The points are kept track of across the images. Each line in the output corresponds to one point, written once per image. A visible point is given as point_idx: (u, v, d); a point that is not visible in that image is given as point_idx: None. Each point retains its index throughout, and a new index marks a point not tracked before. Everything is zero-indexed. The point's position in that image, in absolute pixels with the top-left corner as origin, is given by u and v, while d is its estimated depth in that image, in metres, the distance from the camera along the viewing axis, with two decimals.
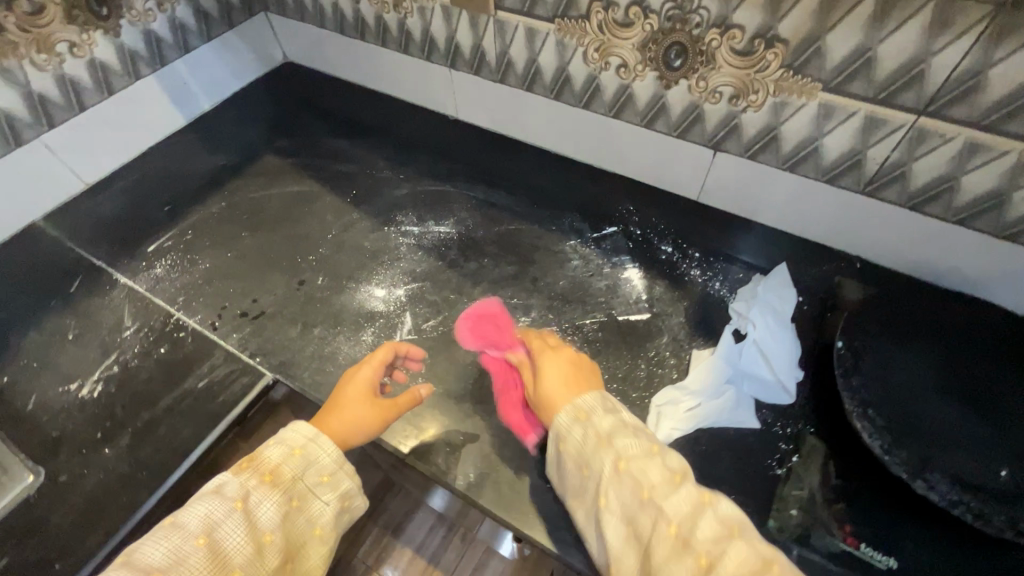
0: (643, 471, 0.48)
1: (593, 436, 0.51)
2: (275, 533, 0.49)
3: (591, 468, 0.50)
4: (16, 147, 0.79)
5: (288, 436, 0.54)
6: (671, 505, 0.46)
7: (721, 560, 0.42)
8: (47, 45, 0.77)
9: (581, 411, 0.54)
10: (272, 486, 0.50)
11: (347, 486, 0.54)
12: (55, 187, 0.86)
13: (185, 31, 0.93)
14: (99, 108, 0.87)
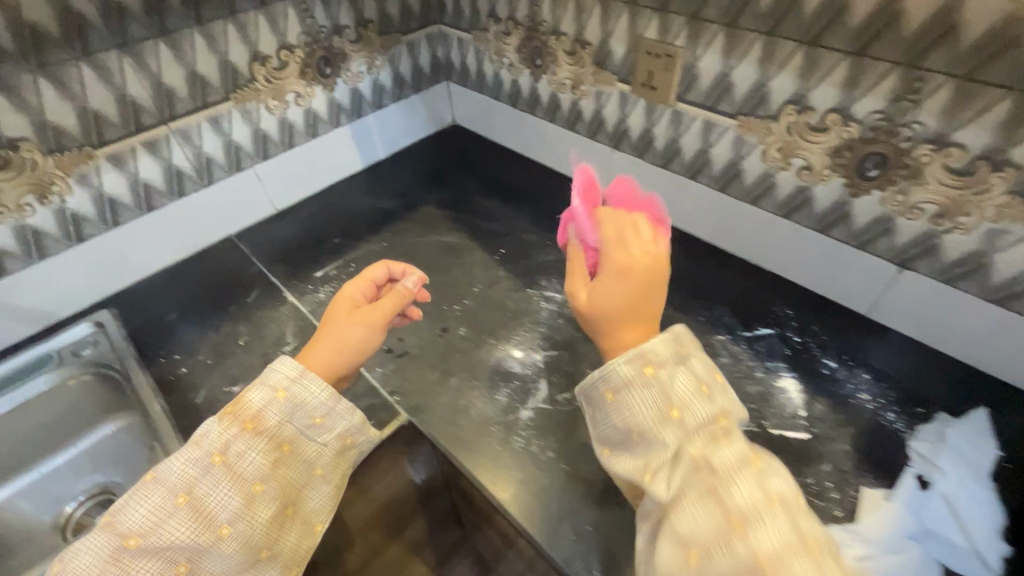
0: (700, 459, 0.43)
1: (640, 404, 0.46)
2: (267, 482, 0.51)
3: (650, 447, 0.46)
4: (235, 172, 0.93)
5: (268, 375, 0.54)
6: (735, 506, 0.40)
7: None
8: (281, 94, 0.91)
9: (617, 376, 0.48)
10: (256, 433, 0.51)
11: (343, 426, 0.56)
12: (253, 209, 0.98)
13: (381, 91, 1.06)
14: (301, 149, 1.00)
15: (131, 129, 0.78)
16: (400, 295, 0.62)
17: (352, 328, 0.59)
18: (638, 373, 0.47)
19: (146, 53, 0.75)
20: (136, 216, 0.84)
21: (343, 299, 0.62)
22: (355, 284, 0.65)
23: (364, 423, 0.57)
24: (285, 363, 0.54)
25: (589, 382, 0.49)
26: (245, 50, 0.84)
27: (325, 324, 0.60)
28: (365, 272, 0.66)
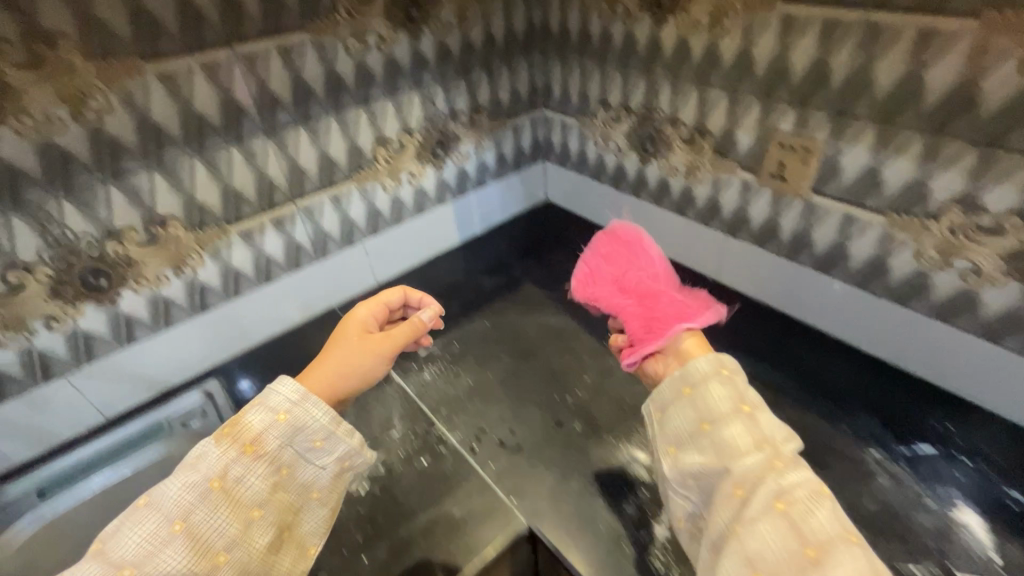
0: (780, 476, 0.49)
1: (735, 408, 0.54)
2: (265, 507, 0.52)
3: (735, 449, 0.51)
4: (347, 247, 0.95)
5: (266, 395, 0.54)
6: (810, 526, 0.46)
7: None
8: (397, 174, 0.94)
9: (725, 369, 0.58)
10: (256, 456, 0.51)
11: (341, 451, 0.56)
12: (357, 282, 0.99)
13: (485, 170, 1.08)
14: (407, 224, 1.01)
15: (264, 207, 0.81)
16: (411, 327, 0.67)
17: (361, 353, 0.63)
18: (734, 381, 0.57)
19: (288, 138, 0.78)
20: (254, 287, 0.86)
21: (358, 324, 0.67)
22: (370, 307, 0.70)
23: (359, 447, 0.57)
24: (288, 386, 0.54)
25: (698, 361, 0.59)
26: (372, 134, 0.87)
27: (336, 344, 0.64)
28: (378, 298, 0.72)
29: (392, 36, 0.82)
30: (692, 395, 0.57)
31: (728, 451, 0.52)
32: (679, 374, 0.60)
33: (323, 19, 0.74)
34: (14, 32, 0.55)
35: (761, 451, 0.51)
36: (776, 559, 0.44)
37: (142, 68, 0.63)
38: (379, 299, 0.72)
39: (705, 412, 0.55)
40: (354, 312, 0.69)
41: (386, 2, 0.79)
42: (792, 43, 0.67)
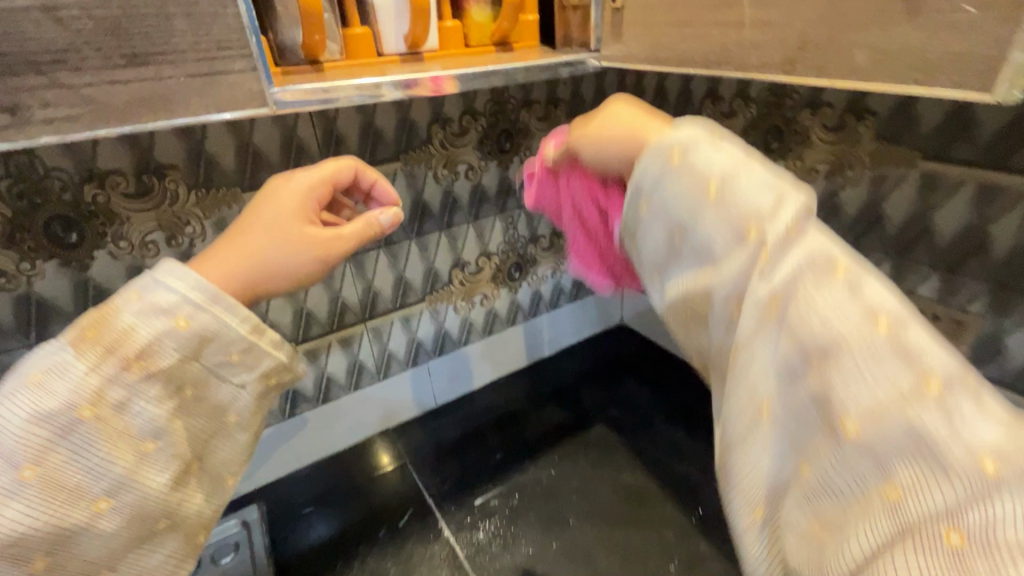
0: (771, 270, 0.32)
1: (743, 157, 0.35)
2: (163, 438, 0.39)
3: (753, 212, 0.33)
4: (410, 367, 0.89)
5: (145, 286, 0.40)
6: (879, 304, 0.30)
7: (992, 445, 0.26)
8: (470, 295, 0.90)
9: (714, 128, 0.37)
10: (145, 373, 0.39)
11: (266, 366, 0.45)
12: (416, 403, 0.93)
13: (560, 292, 1.03)
14: (474, 346, 0.96)
15: (333, 327, 0.78)
16: (360, 226, 0.49)
17: (280, 247, 0.45)
18: (727, 135, 0.37)
19: (367, 261, 0.77)
20: (311, 407, 0.81)
21: (281, 200, 0.47)
22: (306, 177, 0.49)
23: (289, 361, 0.46)
24: (179, 283, 0.40)
25: (675, 123, 0.37)
26: (450, 256, 0.85)
27: (248, 220, 0.45)
28: (323, 168, 0.51)
29: (481, 165, 0.81)
30: (670, 165, 0.36)
31: (738, 227, 0.33)
32: (655, 150, 0.37)
33: (416, 150, 0.74)
34: (131, 167, 0.57)
35: (791, 202, 0.33)
36: (777, 388, 0.32)
37: (239, 197, 0.64)
38: (325, 169, 0.51)
39: (707, 168, 0.35)
40: (286, 181, 0.49)
41: (480, 135, 0.79)
42: (936, 203, 0.59)
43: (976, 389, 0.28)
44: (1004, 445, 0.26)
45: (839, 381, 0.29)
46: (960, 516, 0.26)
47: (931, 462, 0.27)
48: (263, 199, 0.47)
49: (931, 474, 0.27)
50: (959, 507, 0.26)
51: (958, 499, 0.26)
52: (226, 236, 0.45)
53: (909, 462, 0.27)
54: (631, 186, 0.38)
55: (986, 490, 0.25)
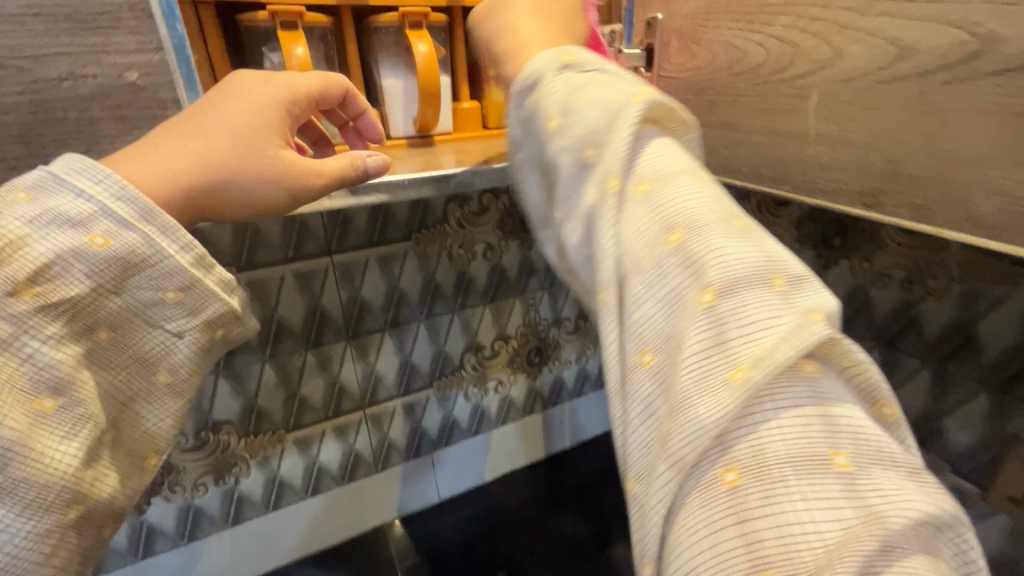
0: (607, 195, 0.27)
1: (592, 83, 0.30)
2: (67, 395, 0.28)
3: (589, 135, 0.28)
4: (412, 457, 0.80)
5: (41, 187, 0.28)
6: (672, 207, 0.25)
7: (759, 352, 0.22)
8: (483, 381, 0.82)
9: (571, 55, 0.32)
10: (41, 305, 0.27)
11: (210, 314, 0.33)
12: (418, 498, 0.83)
13: (586, 379, 0.93)
14: (486, 436, 0.86)
15: (328, 414, 0.71)
16: (345, 164, 0.37)
17: (238, 164, 0.33)
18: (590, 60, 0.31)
19: (369, 344, 0.71)
20: (298, 500, 0.73)
21: (254, 98, 0.35)
22: (298, 77, 0.37)
23: (240, 310, 0.35)
24: (91, 186, 0.28)
25: (535, 58, 0.32)
26: (462, 340, 0.77)
27: (201, 113, 0.33)
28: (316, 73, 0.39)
29: (501, 244, 0.75)
30: (536, 111, 0.31)
31: (575, 157, 0.29)
32: (534, 77, 0.31)
33: (430, 229, 0.69)
34: None
35: (629, 117, 0.27)
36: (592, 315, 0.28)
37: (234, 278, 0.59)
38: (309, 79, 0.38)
39: (553, 106, 0.30)
40: (267, 75, 0.36)
41: (500, 214, 0.74)
42: None
43: (776, 288, 0.23)
44: (768, 348, 0.21)
45: (631, 299, 0.25)
46: (732, 449, 0.21)
47: (694, 380, 0.22)
48: (231, 88, 0.35)
49: (692, 396, 0.22)
50: (720, 428, 0.21)
51: (719, 422, 0.21)
52: (165, 124, 0.33)
53: (675, 397, 0.22)
54: (510, 135, 0.34)
55: (746, 403, 0.21)
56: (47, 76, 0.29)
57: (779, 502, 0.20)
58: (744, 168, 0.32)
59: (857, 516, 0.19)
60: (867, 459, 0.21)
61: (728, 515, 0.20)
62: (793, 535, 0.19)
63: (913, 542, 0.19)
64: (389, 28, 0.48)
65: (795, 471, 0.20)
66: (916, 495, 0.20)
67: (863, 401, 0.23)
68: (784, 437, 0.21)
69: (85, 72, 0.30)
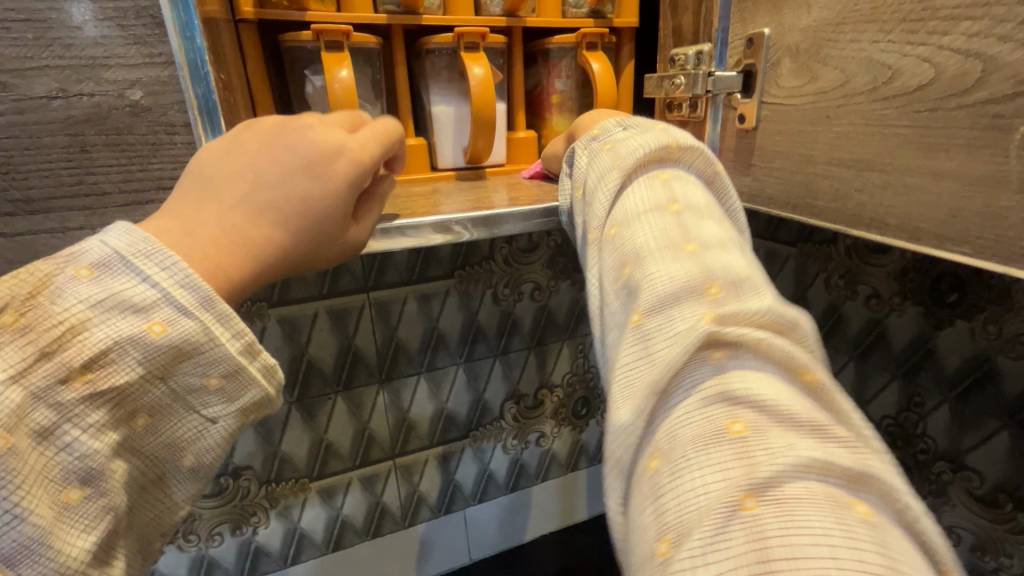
0: (595, 243, 0.29)
1: (600, 151, 0.32)
2: (97, 484, 0.22)
3: (585, 205, 0.31)
4: (443, 513, 0.73)
5: (106, 266, 0.23)
6: (627, 243, 0.26)
7: (665, 345, 0.22)
8: (524, 432, 0.75)
9: (596, 129, 0.35)
10: (89, 395, 0.22)
11: (248, 400, 0.26)
12: (447, 559, 0.75)
13: None
14: (524, 493, 0.78)
15: (356, 463, 0.66)
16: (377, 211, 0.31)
17: (295, 258, 0.28)
18: (612, 130, 0.34)
19: (403, 388, 0.65)
20: (320, 555, 0.67)
21: (323, 179, 0.28)
22: (371, 146, 0.30)
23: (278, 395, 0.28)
24: (148, 261, 0.24)
25: (575, 142, 0.36)
26: (504, 387, 0.71)
27: (250, 187, 0.27)
28: (389, 135, 0.31)
29: (551, 284, 0.68)
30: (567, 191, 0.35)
31: (581, 225, 0.32)
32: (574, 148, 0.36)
33: (474, 266, 0.63)
34: None
35: (609, 177, 0.30)
36: None
37: (264, 313, 0.55)
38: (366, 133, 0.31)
39: (576, 183, 0.34)
40: (335, 142, 0.29)
41: (551, 252, 0.67)
42: None
43: (710, 297, 0.23)
44: (672, 344, 0.21)
45: (605, 327, 0.26)
46: (657, 439, 0.21)
47: (619, 387, 0.22)
48: (292, 157, 0.27)
49: (618, 399, 0.22)
50: (636, 419, 0.21)
51: (636, 414, 0.21)
52: (209, 201, 0.26)
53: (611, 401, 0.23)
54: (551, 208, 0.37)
55: (657, 395, 0.21)
56: (34, 94, 0.25)
57: (678, 477, 0.19)
58: (889, 220, 0.25)
59: (740, 472, 0.18)
60: (769, 422, 0.19)
61: (648, 504, 0.20)
62: (685, 492, 0.19)
63: (794, 485, 0.18)
64: (443, 50, 0.43)
65: (695, 447, 0.19)
66: (806, 448, 0.18)
67: (785, 376, 0.21)
68: (686, 415, 0.20)
69: (80, 90, 0.26)
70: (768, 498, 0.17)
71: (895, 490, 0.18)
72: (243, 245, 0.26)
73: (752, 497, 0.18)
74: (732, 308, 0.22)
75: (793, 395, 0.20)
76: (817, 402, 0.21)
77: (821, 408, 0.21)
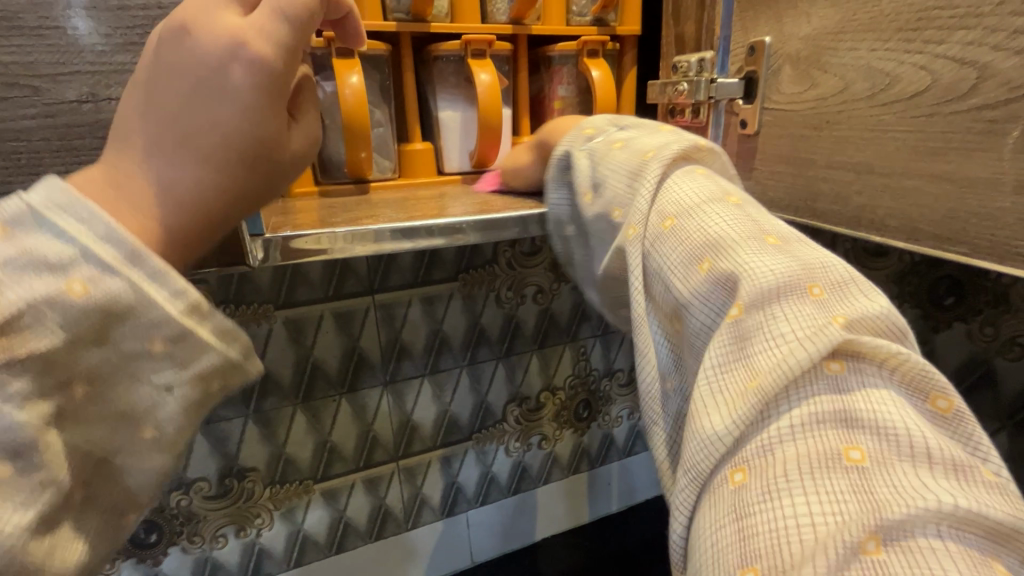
0: (652, 238, 0.26)
1: (607, 151, 0.32)
2: (29, 459, 0.19)
3: (621, 197, 0.29)
4: (444, 516, 0.73)
5: (20, 222, 0.21)
6: (701, 238, 0.24)
7: (774, 351, 0.19)
8: (526, 435, 0.75)
9: (589, 127, 0.35)
10: (3, 361, 0.19)
11: (207, 366, 0.23)
12: (448, 562, 0.75)
13: (639, 437, 0.84)
14: (526, 496, 0.78)
15: (359, 465, 0.66)
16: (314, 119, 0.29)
17: (234, 185, 0.25)
18: (607, 132, 0.34)
19: (407, 391, 0.65)
20: (322, 557, 0.67)
21: (231, 101, 0.24)
22: (272, 37, 0.24)
23: (248, 359, 0.26)
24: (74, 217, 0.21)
25: (563, 138, 0.36)
26: (507, 390, 0.71)
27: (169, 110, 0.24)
28: (290, 14, 0.25)
29: (553, 287, 0.69)
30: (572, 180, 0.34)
31: (607, 216, 0.30)
32: (565, 153, 0.35)
33: (478, 269, 0.64)
34: None
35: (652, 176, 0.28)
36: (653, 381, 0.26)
37: (271, 315, 0.56)
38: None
39: (583, 178, 0.33)
40: (225, 48, 0.24)
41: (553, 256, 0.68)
42: None
43: (813, 298, 0.20)
44: (784, 351, 0.19)
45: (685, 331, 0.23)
46: (752, 456, 0.19)
47: (709, 392, 0.20)
48: (189, 81, 0.24)
49: (711, 410, 0.20)
50: (733, 436, 0.19)
51: (734, 427, 0.19)
52: (126, 145, 0.24)
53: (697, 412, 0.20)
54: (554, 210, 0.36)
55: (764, 409, 0.19)
56: (64, 99, 0.25)
57: (775, 498, 0.17)
58: (889, 222, 0.26)
59: (862, 510, 0.16)
60: (897, 455, 0.17)
61: (730, 518, 0.18)
62: (783, 519, 0.17)
63: (927, 534, 0.16)
64: (450, 57, 0.44)
65: (808, 473, 0.17)
66: (948, 491, 0.16)
67: (910, 399, 0.19)
68: (797, 434, 0.18)
69: (109, 94, 0.26)
70: (896, 547, 0.16)
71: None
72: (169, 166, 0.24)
73: (875, 540, 0.16)
74: (851, 312, 0.20)
75: (924, 424, 0.18)
76: (949, 431, 0.19)
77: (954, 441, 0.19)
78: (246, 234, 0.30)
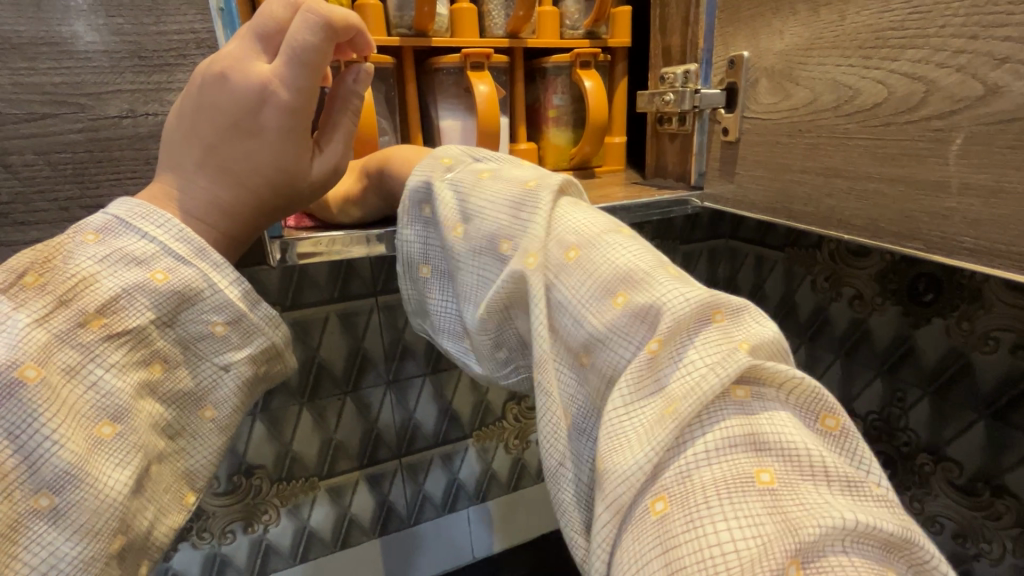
0: (553, 273, 0.25)
1: (476, 181, 0.30)
2: (126, 421, 0.24)
3: (508, 227, 0.28)
4: (446, 512, 0.75)
5: (109, 229, 0.26)
6: (609, 269, 0.24)
7: (688, 380, 0.20)
8: (525, 433, 0.77)
9: (444, 159, 0.33)
10: (106, 337, 0.24)
11: (257, 347, 0.29)
12: (450, 556, 0.76)
13: None
14: (525, 493, 0.80)
15: (363, 462, 0.68)
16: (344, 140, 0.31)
17: (258, 203, 0.29)
18: (466, 163, 0.32)
19: (409, 390, 0.67)
20: (327, 552, 0.69)
21: (256, 136, 0.28)
22: (291, 81, 0.28)
23: (283, 344, 0.31)
24: (150, 223, 0.26)
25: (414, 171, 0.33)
26: (506, 388, 0.74)
27: (207, 140, 0.28)
28: (305, 58, 0.27)
29: None
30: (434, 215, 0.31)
31: (491, 247, 0.28)
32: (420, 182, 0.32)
33: None
34: None
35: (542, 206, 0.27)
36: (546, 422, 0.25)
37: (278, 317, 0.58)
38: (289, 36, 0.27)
39: (451, 210, 0.30)
40: (255, 92, 0.27)
41: None
42: None
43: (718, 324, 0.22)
44: (695, 378, 0.20)
45: (592, 361, 0.23)
46: (672, 485, 0.19)
47: (633, 430, 0.20)
48: (225, 116, 0.27)
49: (634, 442, 0.20)
50: (651, 465, 0.19)
51: (650, 454, 0.19)
52: (174, 167, 0.28)
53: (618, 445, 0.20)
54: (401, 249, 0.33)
55: (679, 434, 0.19)
56: (108, 115, 0.28)
57: (698, 525, 0.18)
58: (854, 221, 0.28)
59: (777, 529, 0.17)
60: (801, 476, 0.18)
61: (656, 551, 0.18)
62: (709, 548, 0.17)
63: (835, 553, 0.17)
64: (450, 69, 0.47)
65: (720, 496, 0.18)
66: (846, 508, 0.18)
67: (806, 418, 0.20)
68: (712, 459, 0.19)
69: (146, 110, 0.29)
70: (812, 567, 0.17)
71: (927, 549, 0.18)
72: (213, 187, 0.28)
73: (796, 564, 0.17)
74: (753, 337, 0.21)
75: (822, 444, 0.20)
76: (842, 448, 0.20)
77: (847, 456, 0.20)
78: (266, 236, 0.33)
